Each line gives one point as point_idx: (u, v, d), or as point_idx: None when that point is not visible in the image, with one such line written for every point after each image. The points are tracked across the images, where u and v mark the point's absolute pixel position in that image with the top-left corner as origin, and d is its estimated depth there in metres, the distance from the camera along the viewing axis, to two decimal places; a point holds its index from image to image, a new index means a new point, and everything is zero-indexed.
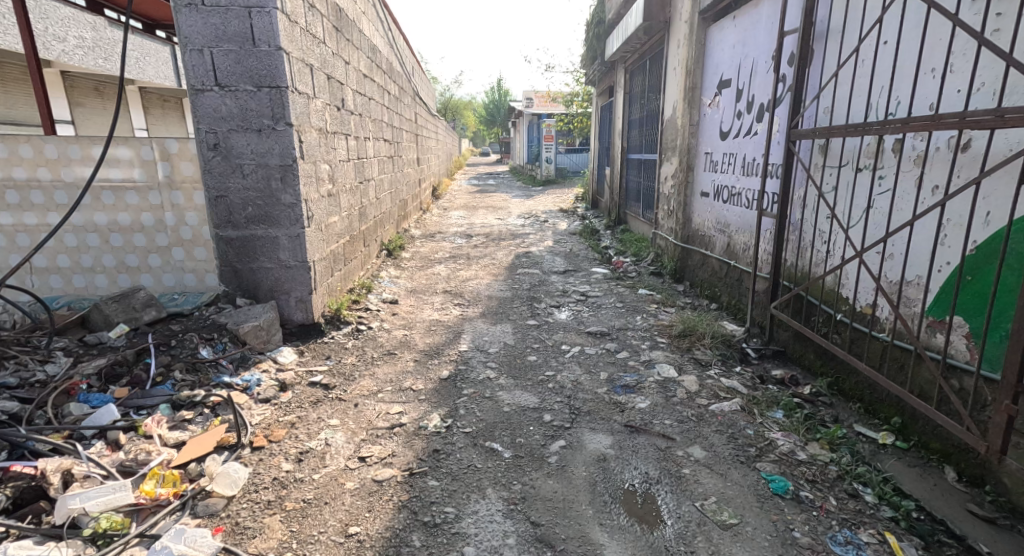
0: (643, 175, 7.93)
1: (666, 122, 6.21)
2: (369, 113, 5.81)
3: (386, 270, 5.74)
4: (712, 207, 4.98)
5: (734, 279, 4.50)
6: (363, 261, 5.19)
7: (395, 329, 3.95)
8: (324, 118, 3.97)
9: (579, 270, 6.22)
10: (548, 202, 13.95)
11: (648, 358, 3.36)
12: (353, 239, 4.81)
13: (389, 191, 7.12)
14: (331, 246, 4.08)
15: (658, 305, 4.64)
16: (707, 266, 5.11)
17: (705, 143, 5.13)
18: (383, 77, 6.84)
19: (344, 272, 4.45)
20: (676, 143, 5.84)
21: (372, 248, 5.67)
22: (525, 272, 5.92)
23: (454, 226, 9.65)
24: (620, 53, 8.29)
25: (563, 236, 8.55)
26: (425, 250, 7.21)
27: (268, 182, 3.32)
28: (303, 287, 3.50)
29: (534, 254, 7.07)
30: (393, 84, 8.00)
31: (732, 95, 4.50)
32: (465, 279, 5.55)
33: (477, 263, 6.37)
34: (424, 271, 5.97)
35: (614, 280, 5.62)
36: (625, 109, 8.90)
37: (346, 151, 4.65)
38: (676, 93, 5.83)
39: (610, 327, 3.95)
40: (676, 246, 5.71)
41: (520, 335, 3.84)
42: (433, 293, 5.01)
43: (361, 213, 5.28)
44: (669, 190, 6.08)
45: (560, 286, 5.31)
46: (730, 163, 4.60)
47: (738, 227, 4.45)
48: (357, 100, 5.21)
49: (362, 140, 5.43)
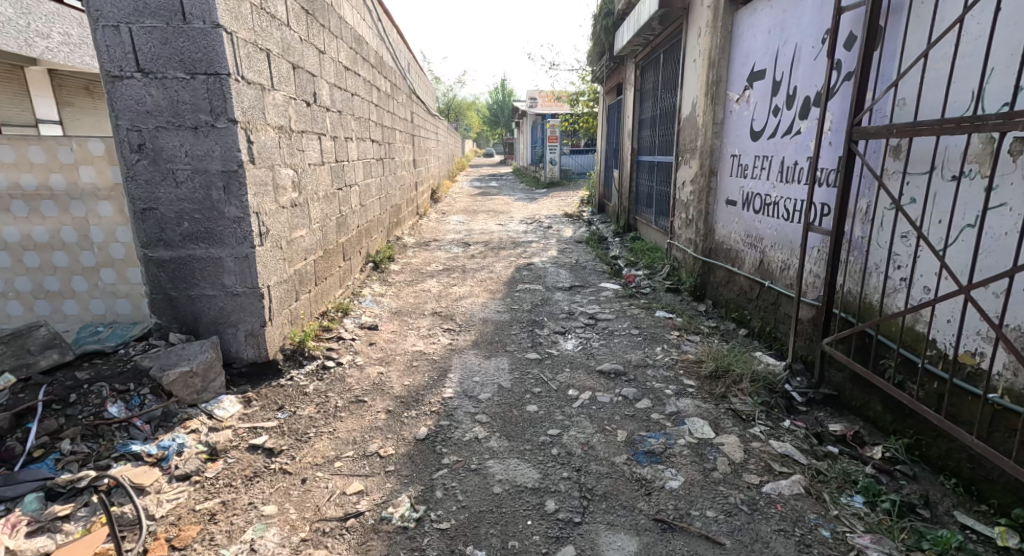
0: (656, 178, 7.30)
1: (684, 122, 5.57)
2: (351, 111, 5.18)
3: (370, 286, 5.12)
4: (741, 218, 4.35)
5: (769, 303, 3.86)
6: (341, 277, 4.57)
7: (369, 364, 3.33)
8: (286, 113, 3.35)
9: (586, 285, 5.60)
10: (552, 205, 13.36)
11: (674, 409, 2.73)
12: (327, 254, 4.19)
13: (377, 197, 6.51)
14: (296, 265, 3.46)
15: (679, 331, 4.01)
16: (734, 285, 4.46)
17: (732, 144, 4.50)
18: (370, 71, 6.21)
19: (314, 295, 3.82)
20: (695, 145, 5.21)
21: (354, 261, 5.06)
22: (526, 289, 5.29)
23: (451, 233, 9.04)
24: (631, 46, 7.65)
25: (568, 245, 7.92)
26: (417, 261, 6.59)
27: (208, 192, 2.69)
28: (254, 319, 2.89)
29: (537, 265, 6.44)
30: (385, 80, 7.35)
31: (766, 88, 3.87)
32: (458, 297, 4.93)
33: (474, 278, 5.74)
34: (413, 286, 5.35)
35: (627, 299, 5.00)
36: (635, 108, 8.27)
37: (317, 152, 4.03)
38: (696, 88, 5.20)
39: (626, 364, 3.32)
40: (697, 260, 5.08)
41: (518, 373, 3.22)
42: (420, 315, 4.39)
43: (340, 223, 4.66)
44: (687, 197, 5.45)
45: (567, 307, 4.68)
46: (763, 167, 3.96)
47: (773, 242, 3.82)
48: (334, 94, 4.58)
49: (341, 140, 4.80)
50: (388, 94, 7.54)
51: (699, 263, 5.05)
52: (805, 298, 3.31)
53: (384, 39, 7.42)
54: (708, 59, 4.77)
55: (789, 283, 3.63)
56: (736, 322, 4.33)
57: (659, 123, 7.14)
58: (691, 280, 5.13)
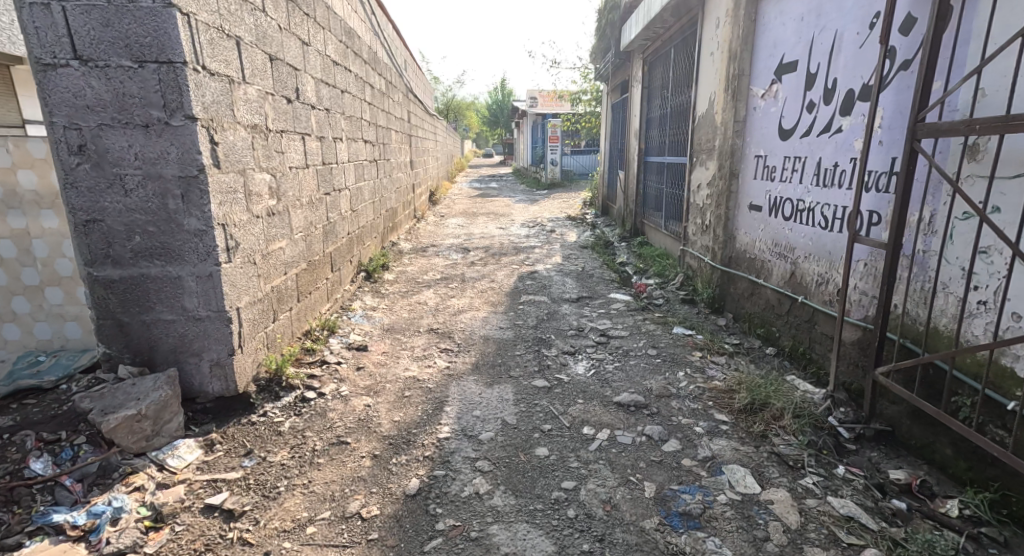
0: (667, 180, 6.92)
1: (701, 120, 5.19)
2: (340, 109, 4.79)
3: (360, 299, 4.73)
4: (767, 225, 3.97)
5: (803, 320, 3.47)
6: (327, 292, 4.18)
7: (355, 394, 2.94)
8: (261, 111, 2.96)
9: (594, 296, 5.21)
10: (553, 208, 12.99)
11: (708, 454, 2.36)
12: (311, 266, 3.79)
13: (371, 201, 6.12)
14: (273, 281, 3.06)
15: (702, 352, 3.63)
16: (759, 299, 4.07)
17: (757, 144, 4.12)
18: (362, 66, 5.82)
19: (295, 314, 3.43)
20: (714, 144, 4.83)
21: (343, 272, 4.68)
22: (530, 301, 4.91)
23: (450, 238, 8.65)
24: (639, 41, 7.26)
25: (572, 250, 7.53)
26: (413, 269, 6.20)
27: (163, 201, 2.30)
28: (221, 347, 2.50)
29: (540, 274, 6.06)
30: (379, 77, 6.96)
31: (798, 81, 3.50)
32: (456, 311, 4.55)
33: (474, 288, 5.36)
34: (408, 298, 4.98)
35: (640, 312, 4.61)
36: (644, 106, 7.91)
37: (299, 154, 3.64)
38: (714, 83, 4.82)
39: (647, 393, 2.94)
40: (716, 270, 4.69)
41: (524, 405, 2.83)
42: (414, 333, 4.00)
43: (327, 232, 4.27)
44: (704, 201, 5.08)
45: (576, 322, 4.30)
46: (794, 169, 3.58)
47: (807, 252, 3.44)
48: (320, 90, 4.19)
49: (328, 140, 4.41)
50: (383, 92, 7.16)
51: (718, 273, 4.67)
52: (849, 317, 2.93)
53: (379, 33, 7.03)
54: (729, 51, 4.39)
55: (827, 299, 3.25)
56: (763, 340, 3.94)
57: (670, 122, 6.76)
58: (709, 292, 4.75)
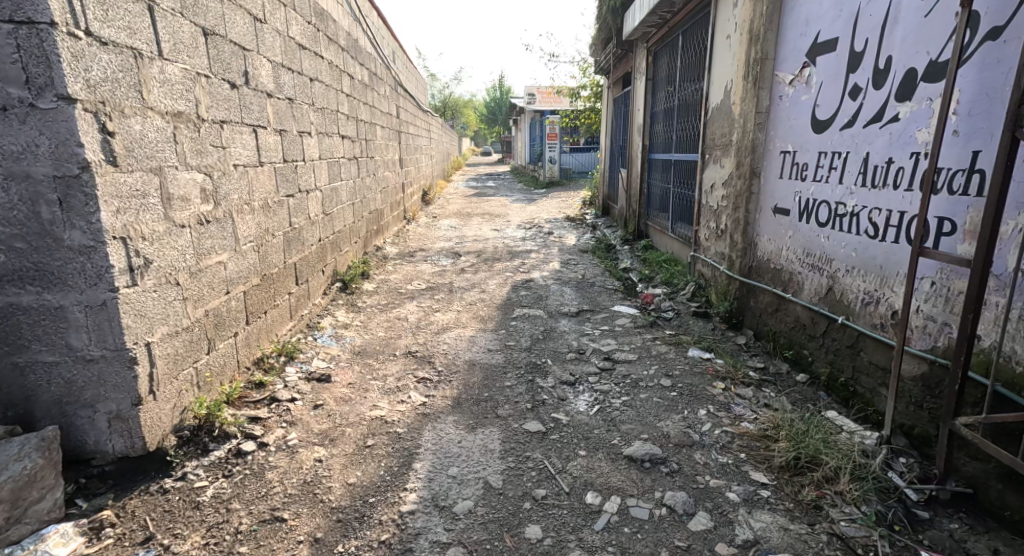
0: (674, 179, 6.39)
1: (716, 113, 4.66)
2: (306, 100, 4.26)
3: (330, 316, 4.19)
4: (797, 231, 3.43)
5: (845, 346, 2.92)
6: (288, 310, 3.63)
7: (305, 444, 2.39)
8: (189, 95, 2.43)
9: (597, 308, 4.69)
10: (551, 207, 12.46)
11: (749, 537, 1.87)
12: (265, 282, 3.26)
13: (349, 203, 5.59)
14: (206, 304, 2.52)
15: (724, 382, 3.09)
16: (787, 317, 3.53)
17: (783, 138, 3.59)
18: (337, 54, 5.30)
19: (241, 340, 2.88)
20: (731, 139, 4.29)
21: (311, 285, 4.15)
22: (523, 316, 4.38)
23: (441, 241, 8.13)
24: (643, 29, 6.74)
25: (571, 254, 7.00)
26: (397, 277, 5.67)
27: (34, 208, 1.79)
28: (121, 396, 1.96)
29: (536, 282, 5.53)
30: (361, 68, 6.43)
31: (841, 62, 2.96)
32: (439, 329, 4.01)
33: (461, 300, 4.83)
34: (387, 313, 4.44)
35: (648, 329, 4.08)
36: (648, 99, 7.37)
37: (249, 150, 3.11)
38: (731, 70, 4.29)
39: (664, 441, 2.41)
40: (735, 282, 4.15)
41: (513, 458, 2.29)
42: (388, 358, 3.46)
43: (289, 240, 3.74)
44: (720, 202, 4.53)
45: (575, 342, 3.78)
46: (832, 167, 3.04)
47: (849, 265, 2.89)
48: (279, 76, 3.67)
49: (291, 135, 3.88)
50: (364, 84, 6.64)
51: (736, 284, 4.13)
52: (910, 347, 2.38)
53: (361, 19, 6.51)
54: (750, 32, 3.86)
55: (878, 322, 2.70)
56: (793, 365, 3.40)
57: (679, 116, 6.23)
58: (727, 306, 4.20)
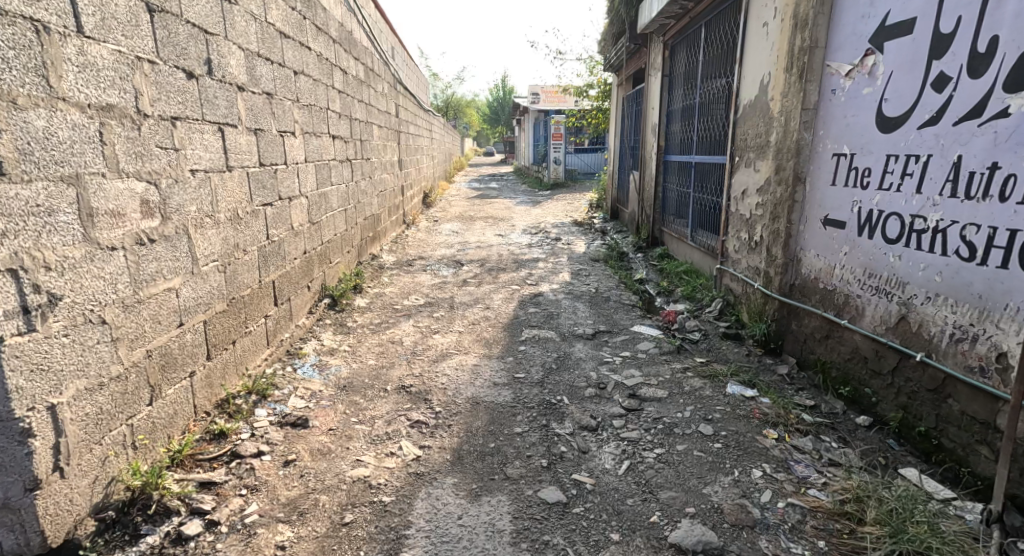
0: (695, 183, 5.89)
1: (749, 110, 4.18)
2: (288, 95, 3.79)
3: (314, 341, 3.71)
4: (855, 247, 2.93)
5: (925, 389, 2.45)
6: (262, 337, 3.14)
7: (266, 523, 1.92)
8: (125, 84, 1.96)
9: (615, 329, 4.20)
10: (557, 211, 11.95)
11: None
12: (232, 308, 2.77)
13: (341, 210, 5.12)
14: (149, 343, 2.03)
15: (776, 429, 2.59)
16: (841, 346, 3.04)
17: (836, 138, 3.11)
18: (327, 46, 4.83)
19: (198, 381, 2.40)
20: (769, 139, 3.81)
21: (292, 305, 3.67)
22: (533, 339, 3.90)
23: (442, 248, 7.65)
24: (660, 21, 6.26)
25: (582, 264, 6.51)
26: (392, 291, 5.18)
27: None
28: (9, 480, 1.54)
29: (546, 297, 5.04)
30: (355, 62, 5.97)
31: (921, 45, 2.53)
32: (436, 357, 3.53)
33: (463, 319, 4.35)
34: (379, 335, 3.97)
35: (675, 356, 3.58)
36: (664, 96, 6.90)
37: (213, 153, 2.64)
38: (769, 61, 3.82)
39: (716, 519, 1.99)
40: (774, 302, 3.67)
41: (527, 545, 1.88)
42: (376, 396, 2.98)
43: (265, 255, 3.26)
44: (754, 210, 4.04)
45: (594, 374, 3.29)
46: (905, 172, 2.59)
47: (930, 291, 2.44)
48: (254, 68, 3.20)
49: (269, 134, 3.42)
50: (359, 80, 6.17)
51: (776, 305, 3.65)
52: None
53: (356, 11, 6.05)
54: (797, 18, 3.39)
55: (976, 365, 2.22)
56: (850, 404, 2.92)
57: (701, 115, 5.75)
58: (764, 330, 3.72)
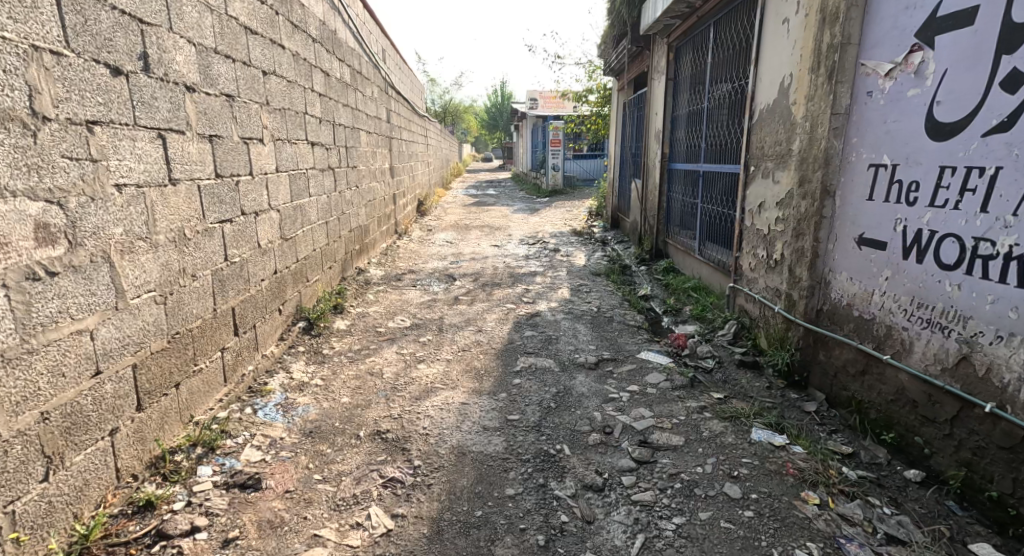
0: (703, 193, 5.50)
1: (766, 115, 3.79)
2: (255, 97, 3.39)
3: (283, 374, 3.30)
4: (899, 273, 2.53)
5: (996, 446, 2.09)
6: (215, 375, 2.73)
7: None
8: (10, 80, 1.64)
9: (620, 356, 3.81)
10: (556, 219, 11.57)
11: None
12: (173, 345, 2.36)
13: (321, 223, 4.72)
14: (43, 404, 1.70)
15: (816, 490, 2.21)
16: (882, 385, 2.63)
17: (872, 147, 2.71)
18: (304, 45, 4.44)
19: (122, 439, 2.00)
20: (792, 147, 3.41)
21: (257, 333, 3.27)
22: (529, 370, 3.49)
23: (435, 260, 7.26)
24: (665, 20, 5.88)
25: (582, 279, 6.10)
26: (377, 310, 4.78)
27: None
28: None
29: (543, 317, 4.64)
30: (339, 64, 5.59)
31: (986, 39, 2.17)
32: (419, 394, 3.12)
33: (452, 345, 3.94)
34: (357, 365, 3.56)
35: (689, 392, 3.17)
36: (668, 100, 6.51)
37: (150, 164, 2.25)
38: (790, 60, 3.43)
39: None
40: (798, 329, 3.27)
41: None
42: (346, 445, 2.57)
43: (222, 280, 2.85)
44: (774, 225, 3.65)
45: (597, 415, 2.89)
46: (965, 187, 2.23)
47: (1003, 329, 2.08)
48: (210, 66, 2.81)
49: (230, 142, 3.03)
50: (344, 83, 5.78)
51: (801, 332, 3.25)
52: None
53: (340, 9, 5.67)
54: (825, 11, 3.00)
55: None
56: (896, 453, 2.50)
57: (709, 121, 5.36)
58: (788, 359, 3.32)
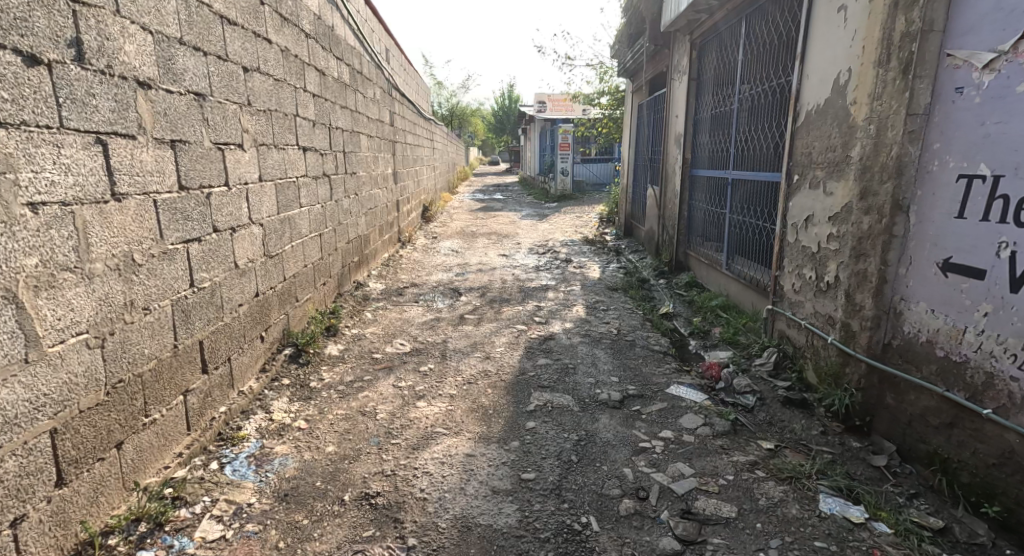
0: (732, 203, 5.03)
1: (816, 117, 3.32)
2: (233, 97, 2.96)
3: (260, 415, 2.85)
4: (1002, 308, 2.19)
5: None
6: (173, 425, 2.29)
7: None
8: None
9: (647, 391, 3.35)
10: (566, 225, 11.11)
11: None
12: (113, 399, 1.92)
13: (313, 236, 4.28)
14: None
15: None
16: (978, 443, 2.26)
17: (962, 154, 2.32)
18: (295, 40, 4.01)
19: (31, 529, 1.64)
20: (850, 154, 2.95)
21: (232, 368, 2.83)
22: (544, 410, 3.03)
23: (439, 272, 6.80)
24: (691, 15, 5.41)
25: (598, 295, 5.63)
26: (374, 332, 4.34)
27: None
28: None
29: (558, 341, 4.18)
30: (336, 62, 5.15)
31: None
32: (417, 442, 2.67)
33: (457, 376, 3.49)
34: (348, 401, 3.13)
35: (734, 440, 2.71)
36: (691, 102, 6.06)
37: (82, 176, 1.83)
38: (848, 54, 2.98)
39: None
40: (859, 366, 2.81)
41: None
42: (326, 514, 2.13)
43: (187, 310, 2.42)
44: (826, 243, 3.18)
45: (629, 472, 2.44)
46: None
47: None
48: (175, 60, 2.39)
49: (201, 149, 2.60)
50: (342, 83, 5.34)
51: (862, 370, 2.79)
52: None
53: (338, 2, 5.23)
54: None
55: None
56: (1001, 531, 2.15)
57: (740, 124, 4.89)
58: (847, 401, 2.85)
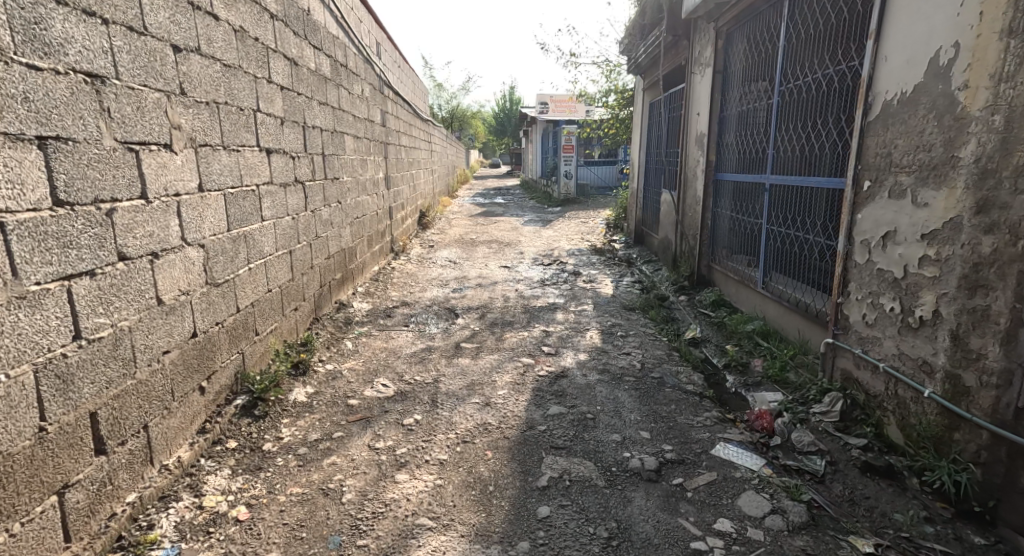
0: (769, 213, 4.32)
1: (896, 108, 2.62)
2: (157, 83, 2.27)
3: (186, 501, 2.16)
4: None
5: None
6: (39, 542, 1.68)
7: None
8: None
9: (689, 453, 2.65)
10: (572, 231, 10.41)
11: None
12: None
13: (279, 254, 3.58)
14: None
15: None
16: None
17: None
18: (253, 20, 3.31)
19: None
20: (958, 154, 2.26)
21: (151, 440, 2.15)
22: (561, 487, 2.33)
23: (434, 287, 6.10)
24: None
25: (614, 317, 4.93)
26: (353, 368, 3.65)
27: None
28: None
29: (572, 381, 3.48)
30: (311, 50, 4.44)
31: None
32: (393, 546, 2.00)
33: (449, 432, 2.79)
34: (308, 473, 2.43)
35: (820, 541, 2.10)
36: (716, 98, 5.34)
37: None
38: (955, 24, 2.29)
39: None
40: (979, 435, 2.15)
41: None
42: None
43: (62, 379, 1.75)
44: (914, 267, 2.48)
45: None
46: None
47: None
48: (45, 26, 1.73)
49: (100, 152, 1.93)
50: (320, 75, 4.64)
51: (984, 442, 2.13)
52: None
53: None
54: None
55: None
56: None
57: (779, 121, 4.19)
58: (962, 479, 2.16)
